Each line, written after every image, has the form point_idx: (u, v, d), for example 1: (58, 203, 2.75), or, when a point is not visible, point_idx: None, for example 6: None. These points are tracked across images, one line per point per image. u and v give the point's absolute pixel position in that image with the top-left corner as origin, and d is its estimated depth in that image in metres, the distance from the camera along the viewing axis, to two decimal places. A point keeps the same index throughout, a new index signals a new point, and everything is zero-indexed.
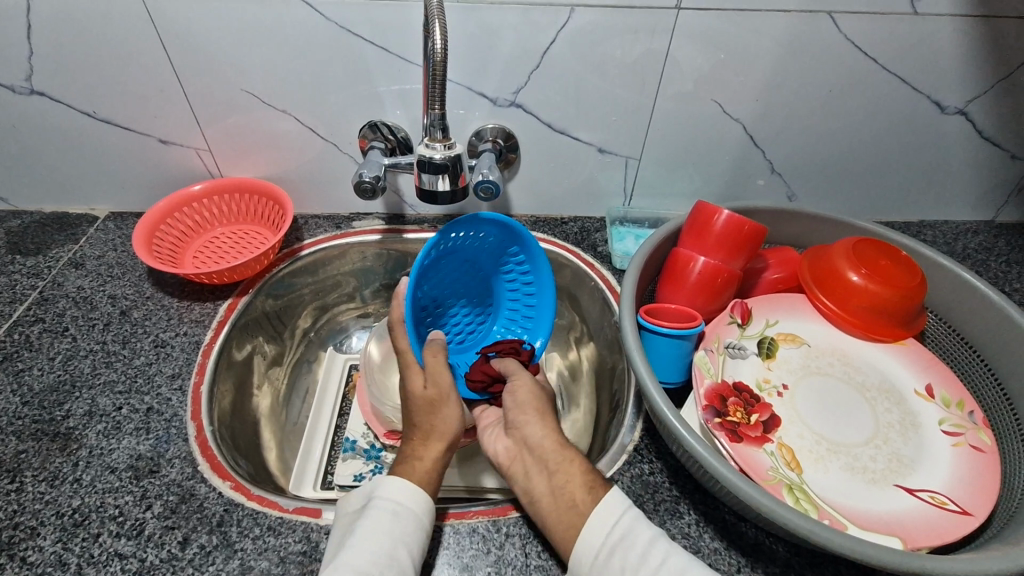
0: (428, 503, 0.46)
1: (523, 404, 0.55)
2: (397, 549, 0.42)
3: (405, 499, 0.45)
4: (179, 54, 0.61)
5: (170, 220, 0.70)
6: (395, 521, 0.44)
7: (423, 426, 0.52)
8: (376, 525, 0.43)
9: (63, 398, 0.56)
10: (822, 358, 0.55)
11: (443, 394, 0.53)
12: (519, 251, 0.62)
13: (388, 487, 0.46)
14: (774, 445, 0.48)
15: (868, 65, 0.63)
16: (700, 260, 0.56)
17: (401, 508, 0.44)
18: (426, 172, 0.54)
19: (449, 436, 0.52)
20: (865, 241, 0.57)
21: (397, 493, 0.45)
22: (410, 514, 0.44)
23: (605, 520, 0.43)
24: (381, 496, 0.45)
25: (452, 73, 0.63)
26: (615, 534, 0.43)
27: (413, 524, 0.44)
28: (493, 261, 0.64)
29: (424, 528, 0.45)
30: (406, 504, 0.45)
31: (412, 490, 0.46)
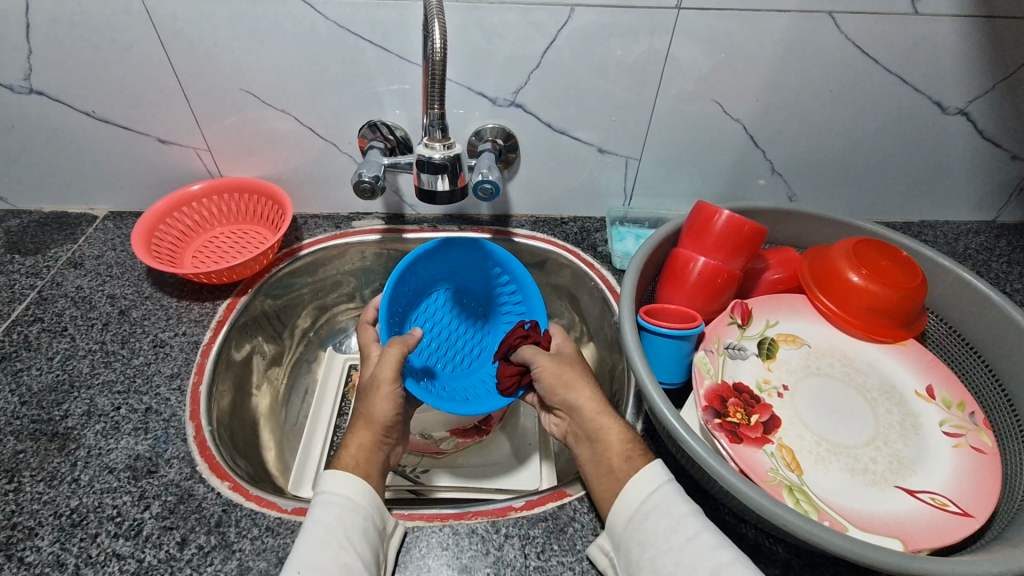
0: (365, 486, 0.46)
1: (550, 383, 0.53)
2: (333, 534, 0.42)
3: (336, 487, 0.45)
4: (178, 54, 0.61)
5: (169, 220, 0.70)
6: (329, 509, 0.44)
7: (358, 413, 0.53)
8: (313, 517, 0.44)
9: (61, 398, 0.56)
10: (823, 359, 0.55)
11: (378, 380, 0.53)
12: (503, 272, 0.67)
13: (323, 477, 0.47)
14: (775, 445, 0.48)
15: (869, 65, 0.63)
16: (700, 260, 0.56)
17: (333, 495, 0.45)
18: (425, 171, 0.54)
19: (379, 425, 0.52)
20: (866, 242, 0.57)
21: (329, 482, 0.46)
22: (347, 499, 0.45)
23: (643, 487, 0.45)
24: (317, 490, 0.46)
25: (451, 73, 0.63)
26: (649, 503, 0.44)
27: (351, 508, 0.44)
28: (484, 288, 0.70)
29: (364, 508, 0.45)
30: (340, 491, 0.45)
31: (345, 476, 0.46)
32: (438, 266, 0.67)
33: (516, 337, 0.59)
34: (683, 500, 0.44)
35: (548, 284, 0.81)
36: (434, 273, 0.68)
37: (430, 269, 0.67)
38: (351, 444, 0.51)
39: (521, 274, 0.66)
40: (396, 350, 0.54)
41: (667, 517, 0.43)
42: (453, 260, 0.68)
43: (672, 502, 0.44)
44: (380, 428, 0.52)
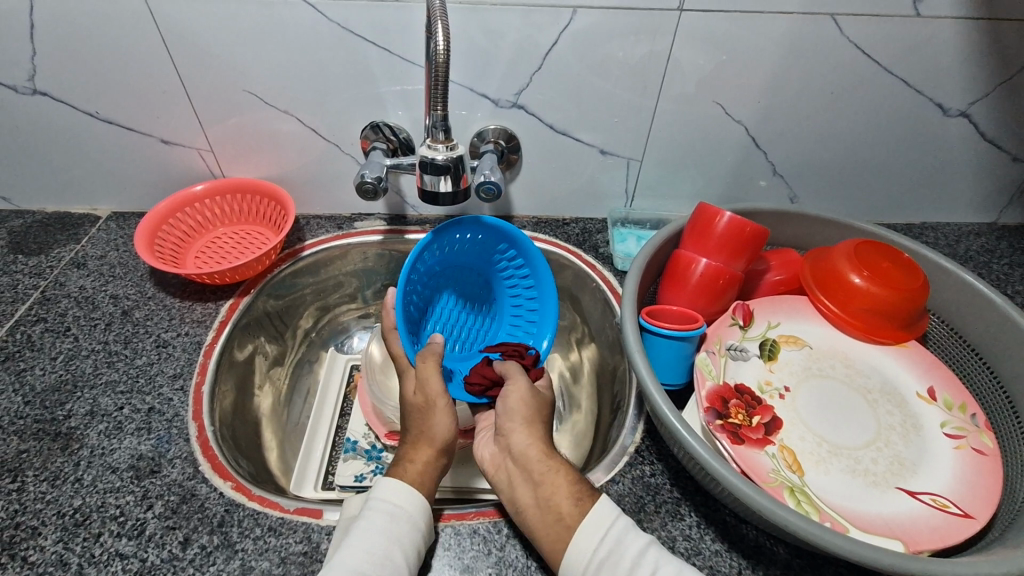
0: (421, 502, 0.46)
1: (513, 409, 0.53)
2: (394, 547, 0.42)
3: (399, 499, 0.45)
4: (182, 55, 0.61)
5: (172, 221, 0.70)
6: (391, 520, 0.44)
7: (414, 432, 0.53)
8: (373, 523, 0.43)
9: (64, 398, 0.56)
10: (824, 360, 0.55)
11: (431, 399, 0.53)
12: (510, 248, 0.65)
13: (385, 485, 0.46)
14: (776, 447, 0.48)
15: (870, 67, 0.63)
16: (702, 262, 0.56)
17: (395, 506, 0.45)
18: (428, 173, 0.54)
19: (441, 443, 0.51)
20: (867, 243, 0.57)
21: (392, 493, 0.46)
22: (399, 509, 0.45)
23: (595, 531, 0.43)
24: (376, 496, 0.46)
25: (454, 74, 0.63)
26: (605, 546, 0.42)
27: (407, 522, 0.44)
28: (488, 263, 0.68)
29: (419, 526, 0.45)
30: (401, 504, 0.45)
31: (409, 491, 0.46)
32: (446, 247, 0.65)
33: (512, 349, 0.62)
34: (636, 534, 0.43)
35: None
36: (440, 254, 0.65)
37: (439, 247, 0.64)
38: (414, 461, 0.50)
39: (532, 254, 0.64)
40: (433, 363, 0.55)
41: (625, 559, 0.41)
42: (462, 238, 0.65)
43: (629, 537, 0.43)
44: (443, 447, 0.51)
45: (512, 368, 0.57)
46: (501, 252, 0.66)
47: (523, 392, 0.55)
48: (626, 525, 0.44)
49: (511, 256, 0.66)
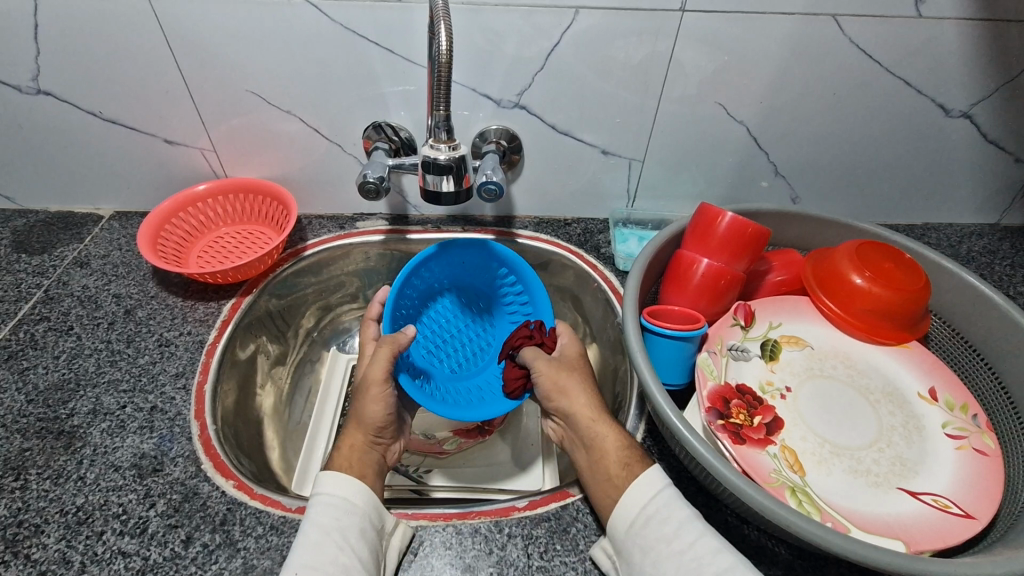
0: (360, 487, 0.47)
1: (546, 388, 0.56)
2: (330, 535, 0.43)
3: (333, 488, 0.46)
4: (185, 55, 0.61)
5: (174, 220, 0.71)
6: (329, 511, 0.45)
7: (350, 415, 0.56)
8: (311, 516, 0.44)
9: (67, 397, 0.56)
10: (826, 361, 0.55)
11: (368, 385, 0.55)
12: (513, 274, 0.68)
13: (320, 477, 0.48)
14: (777, 447, 0.48)
15: (872, 68, 0.63)
16: (703, 262, 0.56)
17: (333, 496, 0.46)
18: (430, 172, 0.54)
19: (370, 426, 0.54)
20: (868, 244, 0.57)
21: (328, 484, 0.47)
22: (337, 499, 0.46)
23: (643, 492, 0.45)
24: (315, 490, 0.47)
25: (456, 74, 0.64)
26: (650, 510, 0.45)
27: (348, 509, 0.45)
28: (491, 286, 0.71)
29: (361, 509, 0.46)
30: (338, 493, 0.46)
31: (341, 478, 0.47)
32: (449, 265, 0.69)
33: (520, 338, 0.62)
34: (683, 505, 0.45)
35: (551, 285, 0.81)
36: (442, 271, 0.69)
37: (442, 266, 0.68)
38: (342, 445, 0.53)
39: (528, 274, 0.66)
40: (385, 350, 0.56)
41: (669, 525, 0.43)
42: (467, 258, 0.68)
43: (673, 507, 0.45)
44: (371, 430, 0.54)
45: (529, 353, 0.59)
46: (503, 277, 0.69)
47: (548, 367, 0.57)
48: (673, 496, 0.45)
49: (512, 282, 0.68)
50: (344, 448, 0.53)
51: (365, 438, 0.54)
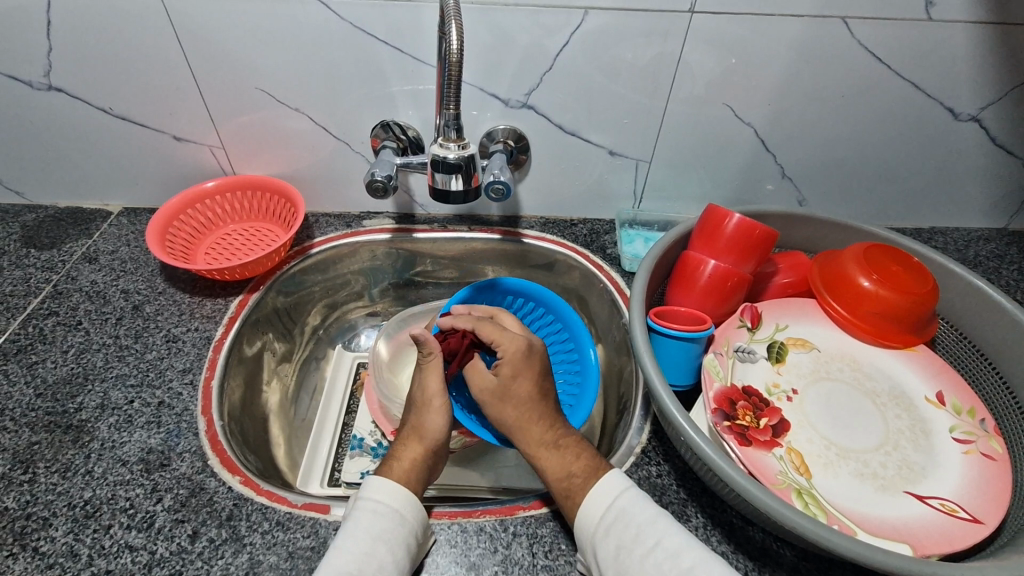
0: (409, 497, 0.46)
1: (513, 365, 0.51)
2: (377, 543, 0.42)
3: (384, 496, 0.46)
4: (194, 52, 0.62)
5: (183, 217, 0.71)
6: (378, 518, 0.44)
7: (409, 428, 0.53)
8: (359, 522, 0.44)
9: (76, 391, 0.56)
10: (832, 364, 0.55)
11: (428, 398, 0.53)
12: (557, 319, 0.69)
13: (371, 483, 0.47)
14: (783, 449, 0.48)
15: (881, 72, 0.63)
16: (711, 263, 0.56)
17: (384, 504, 0.45)
18: (439, 171, 0.54)
19: (433, 439, 0.52)
20: (876, 247, 0.57)
21: (378, 491, 0.46)
22: (380, 506, 0.45)
23: (600, 501, 0.45)
24: (366, 496, 0.46)
25: (465, 74, 0.64)
26: (613, 510, 0.44)
27: (396, 520, 0.44)
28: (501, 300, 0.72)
29: (410, 522, 0.45)
30: (386, 500, 0.45)
31: (391, 486, 0.46)
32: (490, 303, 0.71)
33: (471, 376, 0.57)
34: (646, 506, 0.45)
35: (556, 285, 0.81)
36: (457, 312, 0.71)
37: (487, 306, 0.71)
38: (402, 459, 0.51)
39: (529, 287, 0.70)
40: (436, 363, 0.54)
41: (630, 527, 0.43)
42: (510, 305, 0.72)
43: (637, 507, 0.44)
44: (433, 444, 0.52)
45: (486, 327, 0.53)
46: (536, 313, 0.71)
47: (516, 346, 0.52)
48: (636, 496, 0.45)
49: (540, 313, 0.71)
50: (409, 462, 0.50)
51: (424, 452, 0.51)
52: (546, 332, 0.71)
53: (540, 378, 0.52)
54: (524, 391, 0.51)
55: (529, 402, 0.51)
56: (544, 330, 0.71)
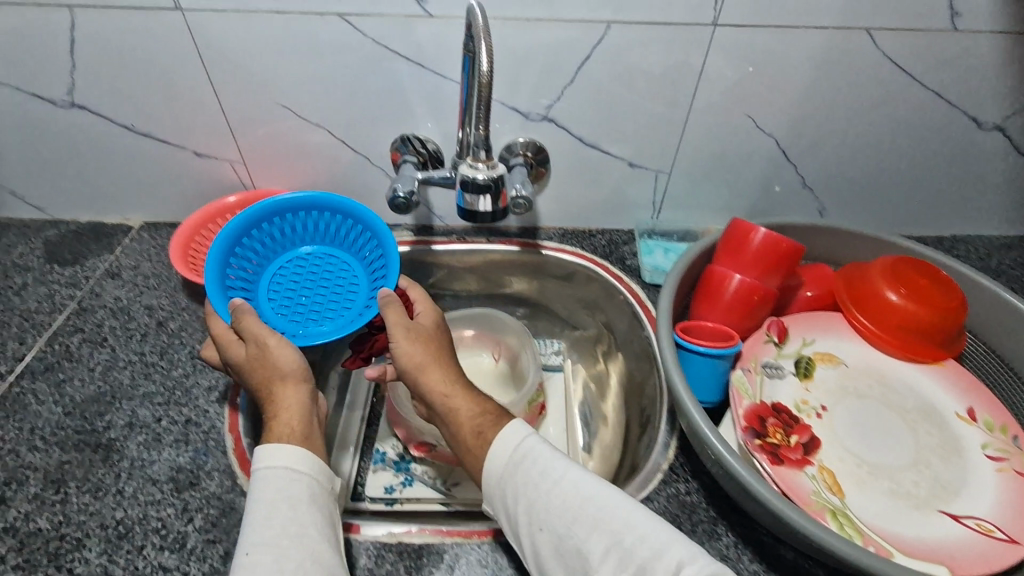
0: (301, 452, 0.46)
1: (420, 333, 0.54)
2: (279, 505, 0.43)
3: (279, 462, 0.45)
4: (217, 68, 0.62)
5: (204, 232, 0.72)
6: (273, 484, 0.44)
7: (261, 380, 0.51)
8: (254, 492, 0.43)
9: (104, 409, 0.57)
10: (860, 379, 0.54)
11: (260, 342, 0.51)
12: (332, 213, 0.65)
13: (263, 454, 0.45)
14: (815, 468, 0.47)
15: (904, 80, 0.63)
16: (735, 278, 0.56)
17: (273, 466, 0.44)
18: (468, 191, 0.53)
19: (294, 373, 0.51)
20: (904, 261, 0.56)
21: (273, 457, 0.45)
22: (283, 469, 0.45)
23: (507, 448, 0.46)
24: (255, 464, 0.45)
25: (498, 93, 0.64)
26: (518, 452, 0.46)
27: (296, 479, 0.45)
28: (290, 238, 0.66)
29: (305, 474, 0.45)
30: (279, 464, 0.45)
31: (283, 449, 0.45)
32: (295, 231, 0.66)
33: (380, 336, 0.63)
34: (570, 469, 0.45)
35: (574, 296, 0.80)
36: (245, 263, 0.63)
37: (274, 235, 0.65)
38: (280, 411, 0.49)
39: (283, 203, 0.63)
40: (251, 318, 0.54)
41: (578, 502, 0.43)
42: (285, 225, 0.65)
43: (539, 456, 0.45)
44: (297, 377, 0.52)
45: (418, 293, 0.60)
46: (326, 222, 0.66)
47: (433, 315, 0.58)
48: (539, 444, 0.46)
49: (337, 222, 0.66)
50: (287, 395, 0.51)
51: (293, 388, 0.51)
52: (358, 241, 0.67)
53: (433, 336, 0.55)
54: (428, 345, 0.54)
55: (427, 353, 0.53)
56: (347, 234, 0.67)
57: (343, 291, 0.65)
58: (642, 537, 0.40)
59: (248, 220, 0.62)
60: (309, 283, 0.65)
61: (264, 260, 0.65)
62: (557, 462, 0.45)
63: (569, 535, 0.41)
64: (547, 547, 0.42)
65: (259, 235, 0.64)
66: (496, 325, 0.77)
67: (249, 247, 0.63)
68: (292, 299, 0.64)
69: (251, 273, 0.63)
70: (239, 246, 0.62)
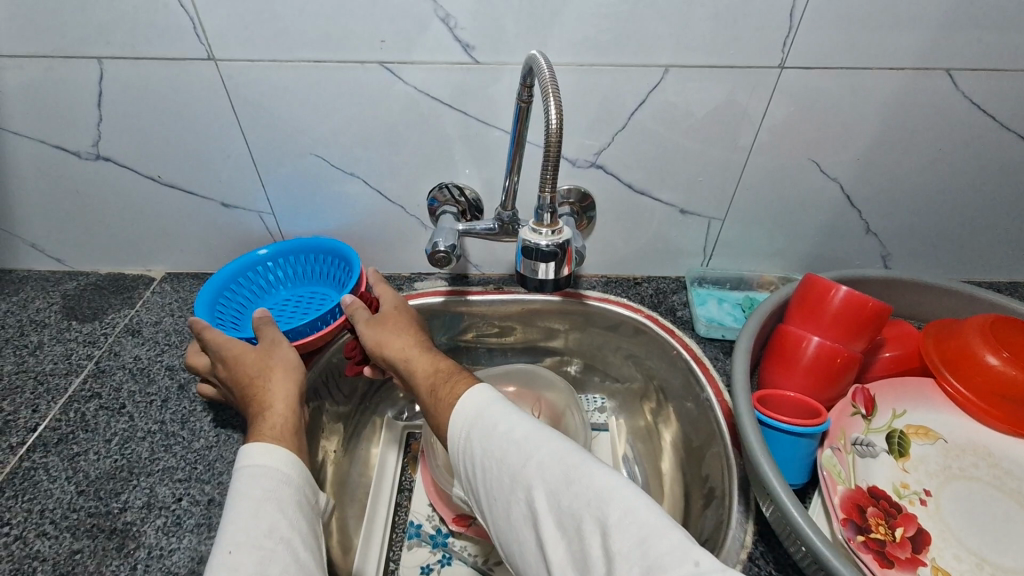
0: (290, 456, 0.46)
1: (386, 313, 0.59)
2: (265, 505, 0.41)
3: (263, 459, 0.44)
4: (249, 118, 0.59)
5: (234, 286, 0.67)
6: (261, 483, 0.43)
7: (259, 372, 0.53)
8: (234, 488, 0.42)
9: (120, 487, 0.52)
10: (964, 458, 0.48)
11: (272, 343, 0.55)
12: (307, 254, 0.70)
13: (248, 452, 0.44)
14: (930, 569, 0.41)
15: (985, 122, 0.59)
16: (814, 342, 0.50)
17: (260, 465, 0.44)
18: (533, 259, 0.47)
19: (293, 368, 0.54)
20: (1002, 320, 0.51)
21: (256, 454, 0.44)
22: (273, 471, 0.44)
23: (463, 414, 0.43)
24: (239, 462, 0.44)
25: (566, 150, 0.61)
26: (474, 417, 0.43)
27: (281, 480, 0.44)
28: (273, 287, 0.70)
29: (293, 479, 0.45)
30: (266, 463, 0.44)
31: (268, 449, 0.45)
32: (281, 280, 0.70)
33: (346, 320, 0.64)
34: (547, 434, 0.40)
35: (620, 348, 0.74)
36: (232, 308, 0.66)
37: (262, 283, 0.69)
38: (273, 403, 0.51)
39: (259, 255, 0.68)
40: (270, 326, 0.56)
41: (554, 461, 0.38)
42: (270, 273, 0.69)
43: (494, 411, 0.43)
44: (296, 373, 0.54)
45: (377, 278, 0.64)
46: (303, 262, 0.70)
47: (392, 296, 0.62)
48: (496, 399, 0.44)
49: (311, 259, 0.70)
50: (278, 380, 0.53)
51: (290, 377, 0.54)
52: (331, 268, 0.69)
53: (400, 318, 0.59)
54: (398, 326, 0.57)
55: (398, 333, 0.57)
56: (322, 268, 0.70)
57: (320, 307, 0.67)
58: (578, 489, 0.35)
59: (238, 268, 0.67)
60: (291, 310, 0.68)
61: (252, 305, 0.69)
62: (509, 418, 0.41)
63: (517, 496, 0.38)
64: (507, 515, 0.39)
65: (247, 284, 0.68)
66: (538, 384, 0.72)
67: (236, 295, 0.67)
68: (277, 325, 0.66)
69: (239, 316, 0.67)
70: (229, 291, 0.67)
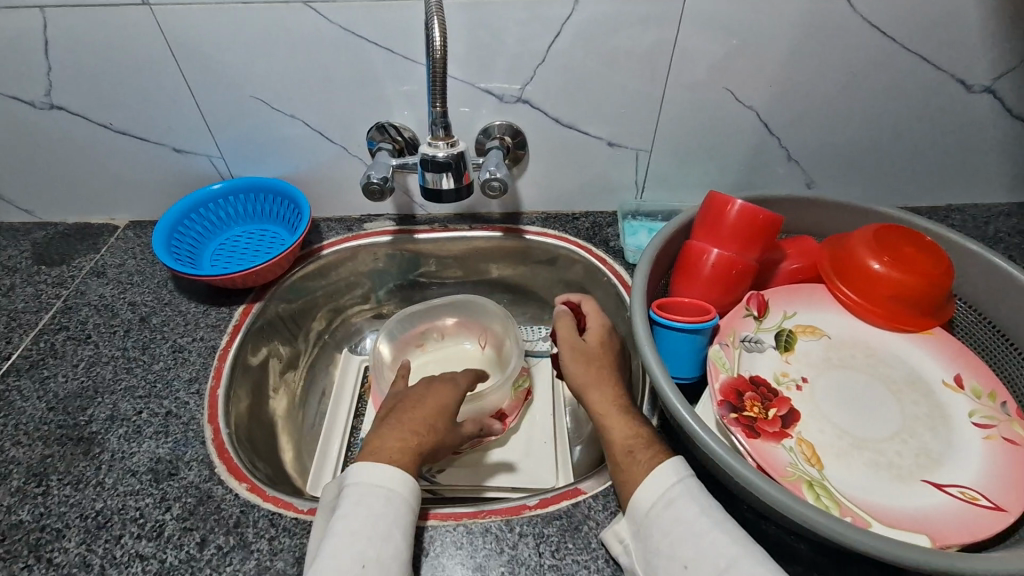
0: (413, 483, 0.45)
1: (591, 351, 0.57)
2: (371, 525, 0.41)
3: (390, 486, 0.44)
4: (189, 63, 0.63)
5: (188, 221, 0.71)
6: (376, 504, 0.43)
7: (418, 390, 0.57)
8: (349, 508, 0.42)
9: (86, 403, 0.57)
10: (845, 351, 0.53)
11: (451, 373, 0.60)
12: (260, 193, 0.73)
13: (374, 473, 0.45)
14: (794, 440, 0.46)
15: (886, 45, 0.62)
16: (712, 252, 0.54)
17: (376, 486, 0.44)
18: (429, 170, 0.54)
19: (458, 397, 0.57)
20: (889, 228, 0.54)
21: (379, 478, 0.44)
22: (390, 498, 0.44)
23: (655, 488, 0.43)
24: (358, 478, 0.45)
25: (454, 71, 0.64)
26: (664, 497, 0.42)
27: (394, 502, 0.44)
28: (228, 221, 0.75)
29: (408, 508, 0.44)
30: (388, 490, 0.44)
31: (400, 477, 0.45)
32: (234, 216, 0.74)
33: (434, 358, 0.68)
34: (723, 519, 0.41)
35: (561, 280, 0.79)
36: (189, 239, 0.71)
37: (215, 218, 0.73)
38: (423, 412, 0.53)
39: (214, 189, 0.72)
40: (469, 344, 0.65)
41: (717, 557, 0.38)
42: (222, 210, 0.73)
43: (689, 496, 0.42)
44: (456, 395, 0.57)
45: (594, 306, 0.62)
46: (255, 201, 0.74)
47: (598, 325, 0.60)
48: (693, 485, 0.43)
49: (263, 198, 0.74)
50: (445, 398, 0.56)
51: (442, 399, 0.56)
52: (282, 210, 0.74)
53: (596, 354, 0.56)
54: (602, 366, 0.55)
55: (601, 380, 0.53)
56: (274, 210, 0.74)
57: (272, 249, 0.72)
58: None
59: (191, 203, 0.71)
60: (244, 248, 0.73)
61: (207, 238, 0.73)
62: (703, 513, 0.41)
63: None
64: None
65: (201, 219, 0.73)
66: (480, 314, 0.76)
67: (191, 228, 0.72)
68: (233, 261, 0.72)
69: (194, 248, 0.72)
70: (183, 225, 0.71)
